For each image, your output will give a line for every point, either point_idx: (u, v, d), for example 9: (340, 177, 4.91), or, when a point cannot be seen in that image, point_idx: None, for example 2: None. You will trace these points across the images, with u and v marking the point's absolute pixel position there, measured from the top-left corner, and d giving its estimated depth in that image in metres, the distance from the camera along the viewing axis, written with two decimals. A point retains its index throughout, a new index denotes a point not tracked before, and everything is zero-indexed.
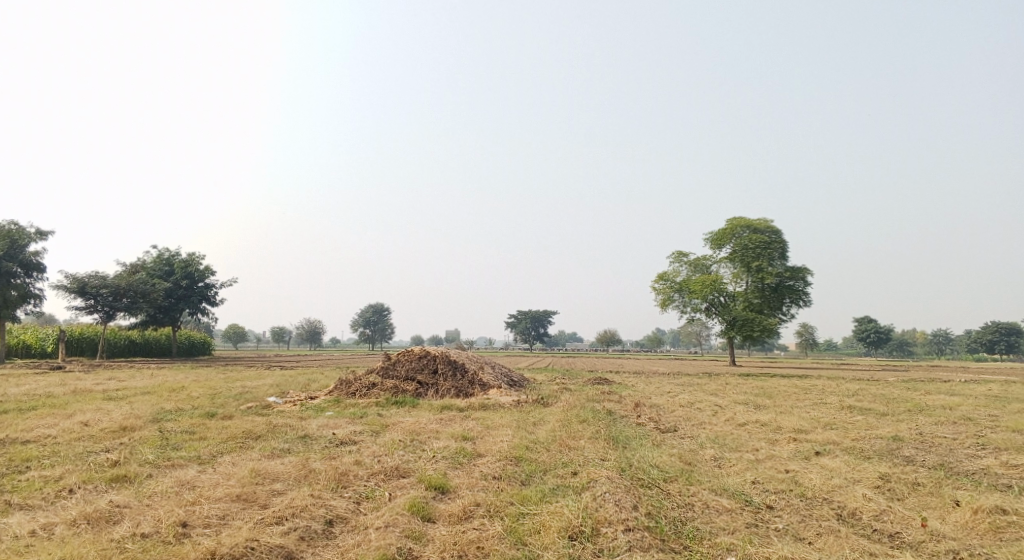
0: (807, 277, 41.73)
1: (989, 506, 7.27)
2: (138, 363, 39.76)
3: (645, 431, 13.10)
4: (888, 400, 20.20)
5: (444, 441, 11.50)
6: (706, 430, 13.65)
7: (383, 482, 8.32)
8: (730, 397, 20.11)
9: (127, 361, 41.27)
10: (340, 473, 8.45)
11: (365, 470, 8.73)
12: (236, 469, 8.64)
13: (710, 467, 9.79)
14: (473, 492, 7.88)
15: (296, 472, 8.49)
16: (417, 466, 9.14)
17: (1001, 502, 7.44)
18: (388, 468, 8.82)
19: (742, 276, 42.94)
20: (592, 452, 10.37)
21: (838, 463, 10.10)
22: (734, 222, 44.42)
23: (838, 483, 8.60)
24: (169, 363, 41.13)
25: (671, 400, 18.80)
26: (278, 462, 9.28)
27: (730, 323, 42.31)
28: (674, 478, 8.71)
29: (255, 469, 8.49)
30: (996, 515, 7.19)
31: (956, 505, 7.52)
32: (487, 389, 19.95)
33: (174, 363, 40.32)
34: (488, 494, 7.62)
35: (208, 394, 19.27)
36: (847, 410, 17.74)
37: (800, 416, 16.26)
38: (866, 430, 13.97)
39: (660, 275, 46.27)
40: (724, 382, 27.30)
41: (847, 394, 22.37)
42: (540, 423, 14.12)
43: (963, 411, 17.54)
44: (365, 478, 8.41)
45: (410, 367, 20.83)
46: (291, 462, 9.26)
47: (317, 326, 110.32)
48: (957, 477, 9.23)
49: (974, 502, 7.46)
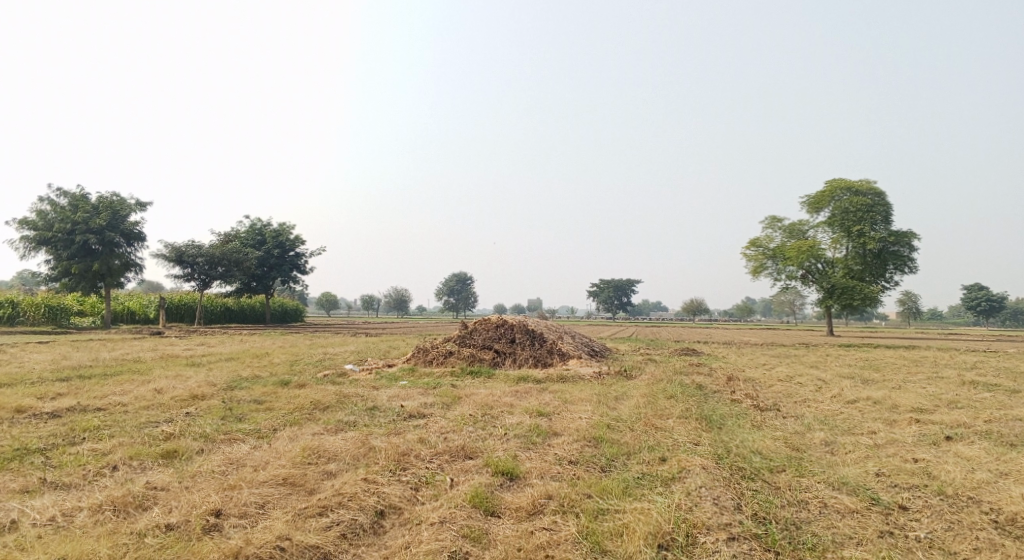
0: (915, 241, 38.27)
1: None
2: (232, 330, 41.06)
3: (741, 409, 11.74)
4: (1017, 375, 17.78)
5: (517, 417, 10.58)
6: (811, 408, 12.12)
7: (445, 464, 7.49)
8: (833, 371, 18.21)
9: (223, 328, 42.68)
10: (400, 453, 7.66)
11: (428, 450, 7.90)
12: (290, 445, 8.04)
13: (822, 454, 8.41)
14: (546, 480, 6.93)
15: (353, 450, 7.78)
16: (486, 446, 8.25)
17: None
18: (452, 447, 7.97)
19: (842, 242, 39.82)
20: (683, 435, 9.15)
21: (979, 451, 8.48)
22: (834, 183, 41.15)
23: (986, 478, 7.08)
24: (261, 330, 42.31)
25: (766, 374, 17.22)
26: (336, 439, 8.61)
27: (828, 291, 39.38)
28: (782, 469, 7.45)
29: (308, 445, 7.84)
30: None
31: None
32: (567, 359, 18.96)
33: (265, 330, 41.40)
34: (562, 483, 6.65)
35: (288, 362, 19.17)
36: (971, 385, 15.68)
37: (917, 392, 14.37)
38: (1000, 411, 12.01)
39: (752, 241, 43.70)
40: (823, 354, 25.25)
41: (966, 368, 19.99)
42: (623, 398, 12.98)
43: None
44: (426, 460, 7.60)
45: (487, 335, 20.09)
46: (350, 438, 8.56)
47: (402, 295, 112.48)
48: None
49: None
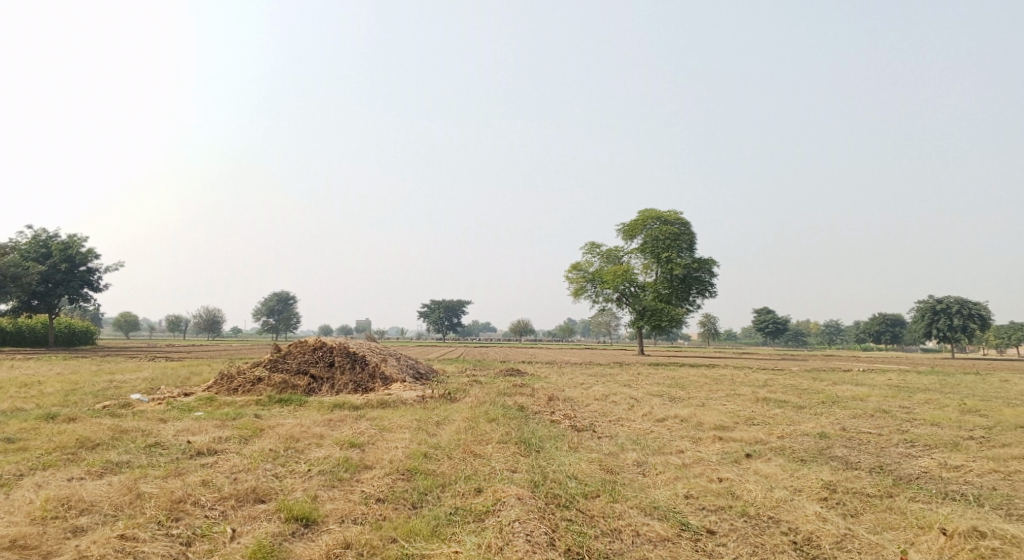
0: (714, 268, 42.01)
1: (966, 531, 6.57)
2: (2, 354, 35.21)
3: (560, 431, 11.71)
4: (800, 391, 19.69)
5: (325, 449, 9.66)
6: (625, 428, 12.39)
7: (230, 511, 6.52)
8: (645, 389, 19.06)
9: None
10: (176, 501, 6.56)
11: (212, 494, 6.85)
12: (33, 496, 6.61)
13: (634, 476, 8.47)
14: (347, 525, 6.24)
15: (116, 499, 6.55)
16: (283, 486, 7.33)
17: (979, 524, 6.73)
18: (242, 490, 6.97)
19: (652, 267, 42.68)
20: (500, 462, 8.81)
21: (775, 467, 9.00)
22: (646, 213, 44.13)
23: (782, 495, 7.45)
24: (39, 354, 36.71)
25: (585, 394, 17.58)
26: (97, 484, 7.23)
27: (641, 313, 41.92)
28: (596, 494, 7.34)
29: (54, 495, 6.45)
30: (978, 542, 6.46)
31: (925, 528, 6.77)
32: (389, 384, 18.15)
33: (44, 354, 35.95)
34: (366, 529, 6.00)
35: (61, 391, 16.44)
36: (763, 402, 17.06)
37: (719, 409, 15.31)
38: (789, 426, 13.07)
39: (573, 265, 45.57)
40: (637, 372, 26.55)
41: (759, 385, 21.85)
42: (444, 423, 12.45)
43: (876, 403, 17.22)
44: (209, 507, 6.58)
45: (303, 358, 18.69)
46: (115, 484, 7.23)
47: (217, 315, 104.34)
48: (907, 486, 8.39)
49: (949, 525, 6.75)
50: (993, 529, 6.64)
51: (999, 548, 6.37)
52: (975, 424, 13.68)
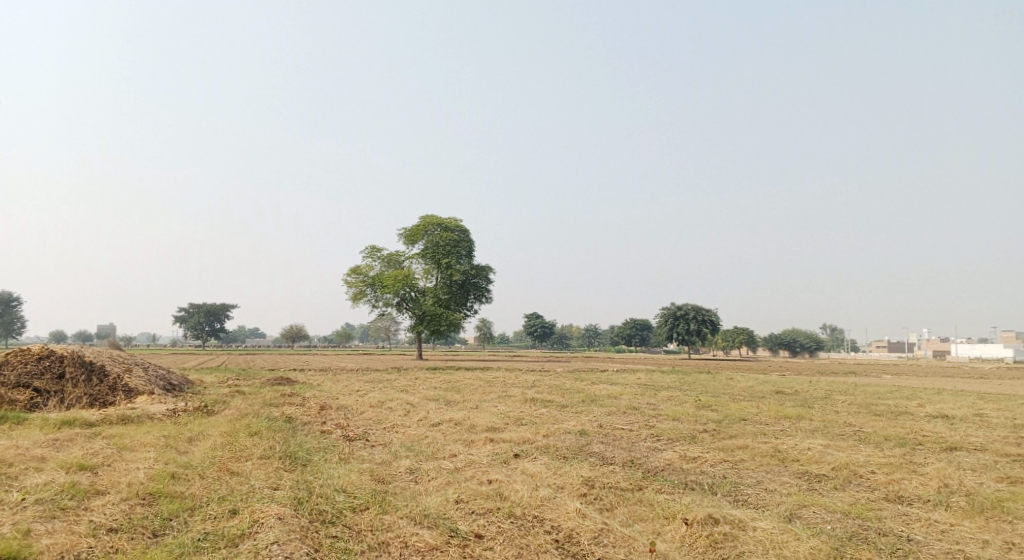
0: (490, 275, 43.64)
1: (702, 518, 7.35)
2: None
3: (330, 441, 11.16)
4: (563, 392, 21.06)
5: (46, 475, 8.18)
6: (398, 435, 12.19)
7: None
8: (421, 394, 19.03)
9: None
10: None
11: None
12: None
13: (405, 485, 8.31)
14: None
15: None
16: None
17: (713, 511, 7.57)
18: None
19: (432, 272, 43.12)
20: (261, 479, 8.14)
21: (540, 467, 9.41)
22: (427, 218, 44.47)
23: (547, 494, 7.76)
24: None
25: (359, 401, 17.08)
26: None
27: (419, 318, 42.10)
28: (365, 506, 7.04)
29: None
30: (711, 527, 7.26)
31: (669, 518, 7.48)
32: (134, 396, 16.04)
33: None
34: None
35: None
36: (531, 403, 17.92)
37: (491, 412, 15.74)
38: (554, 426, 13.84)
39: (352, 268, 44.41)
40: (412, 377, 26.50)
41: (527, 387, 22.99)
42: (199, 439, 11.25)
43: (627, 401, 18.96)
44: None
45: (21, 369, 15.77)
46: None
47: None
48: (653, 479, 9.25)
49: (689, 514, 7.51)
50: (723, 515, 7.52)
51: (728, 531, 7.22)
52: (706, 417, 15.62)
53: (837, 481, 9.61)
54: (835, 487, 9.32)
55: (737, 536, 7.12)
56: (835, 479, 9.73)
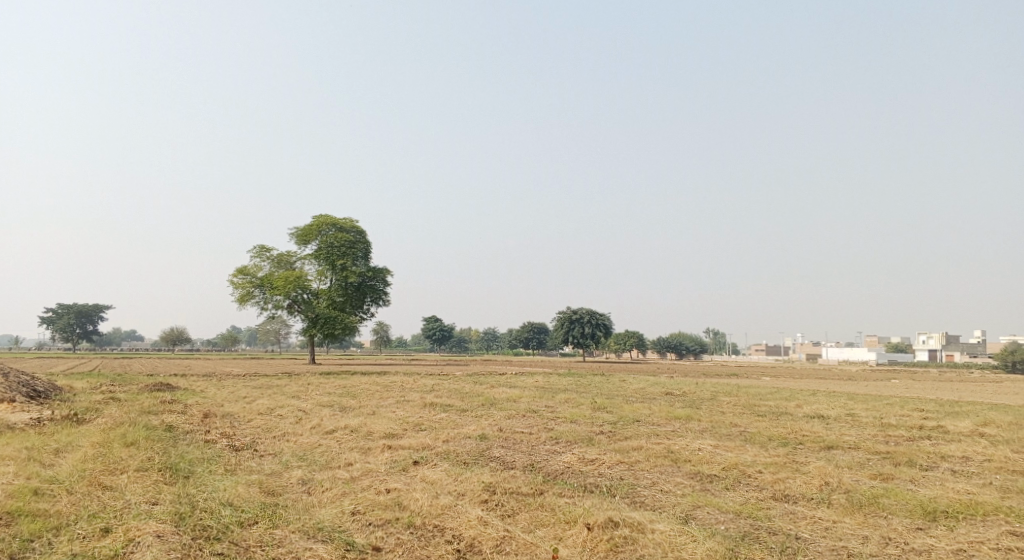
0: (387, 277, 42.91)
1: (602, 520, 7.47)
2: None
3: (215, 452, 10.50)
4: (462, 396, 20.98)
5: None
6: (290, 444, 11.65)
7: None
8: (313, 400, 18.31)
9: None
10: None
11: None
12: None
13: (298, 496, 7.95)
14: None
15: None
16: None
17: (613, 514, 7.73)
18: None
19: (326, 274, 41.87)
20: (137, 494, 7.61)
21: (440, 473, 9.25)
22: (320, 217, 43.08)
23: (447, 501, 7.69)
24: None
25: (247, 408, 16.24)
26: None
27: (313, 320, 40.76)
28: (253, 521, 6.83)
29: None
30: (610, 529, 7.40)
31: (571, 522, 7.54)
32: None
33: None
34: None
35: None
36: (430, 407, 17.68)
37: (389, 417, 15.37)
38: (454, 430, 13.69)
39: (239, 268, 42.32)
40: (305, 383, 25.60)
41: (425, 391, 22.74)
42: (66, 450, 10.29)
43: (525, 406, 19.14)
44: None
45: None
46: None
47: None
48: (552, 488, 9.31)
49: (590, 517, 7.61)
50: (623, 517, 7.70)
51: (628, 531, 7.38)
52: (603, 420, 15.95)
53: (728, 481, 10.06)
54: (727, 487, 9.74)
55: (638, 539, 7.25)
56: (726, 479, 10.18)
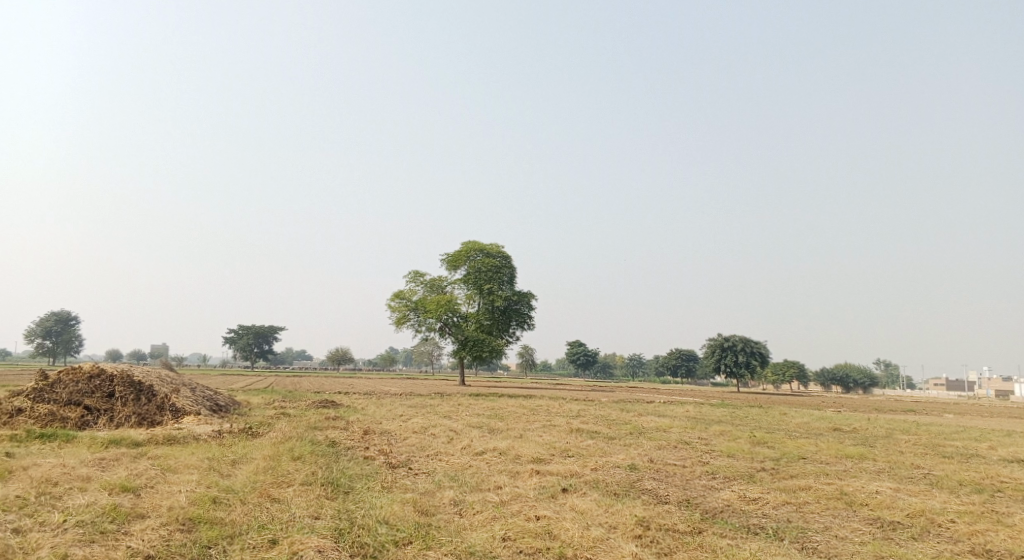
0: (532, 301, 43.29)
1: None
2: None
3: (373, 469, 10.93)
4: (610, 422, 20.52)
5: (89, 495, 8.44)
6: (442, 463, 11.90)
7: None
8: (463, 421, 18.69)
9: None
10: None
11: None
12: None
13: (451, 518, 8.29)
14: None
15: None
16: (37, 544, 6.87)
17: (782, 558, 7.66)
18: None
19: (474, 298, 43.07)
20: (302, 507, 8.10)
21: (590, 502, 9.27)
22: (469, 243, 44.50)
23: (599, 534, 7.97)
24: None
25: (402, 426, 16.91)
26: None
27: (462, 344, 42.01)
28: (407, 541, 7.39)
29: None
30: None
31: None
32: (181, 417, 16.13)
33: None
34: None
35: None
36: (577, 433, 17.42)
37: (536, 442, 15.30)
38: (603, 458, 13.37)
39: (396, 293, 44.66)
40: (456, 403, 26.24)
41: (572, 416, 22.51)
42: (243, 462, 11.15)
43: (667, 434, 18.27)
44: None
45: (74, 387, 16.01)
46: None
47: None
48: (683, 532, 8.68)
49: (754, 559, 7.63)
50: None
51: None
52: (763, 454, 14.91)
53: (914, 529, 9.21)
54: (912, 536, 8.98)
55: None
56: (912, 527, 9.30)
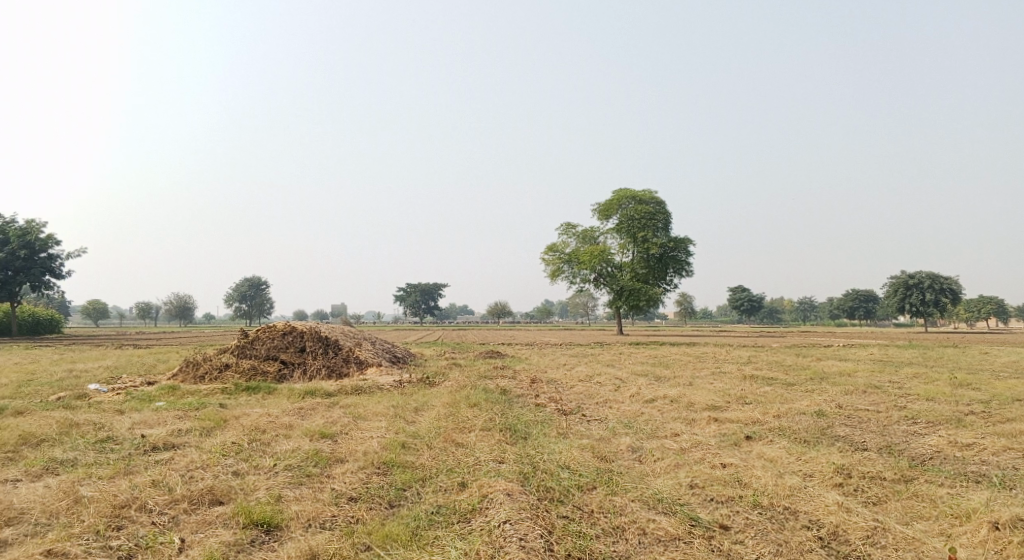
0: (690, 247, 41.66)
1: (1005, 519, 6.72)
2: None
3: (546, 415, 11.05)
4: (786, 368, 19.36)
5: (294, 441, 9.24)
6: (613, 410, 11.78)
7: (197, 544, 6.56)
8: (629, 368, 18.48)
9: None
10: (154, 537, 6.61)
11: (180, 517, 6.99)
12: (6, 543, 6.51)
13: (631, 464, 8.17)
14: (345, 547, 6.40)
15: (100, 523, 6.77)
16: (258, 485, 7.62)
17: (1017, 511, 6.89)
18: (211, 514, 7.02)
19: (628, 247, 42.24)
20: (485, 452, 8.34)
21: (778, 450, 8.74)
22: (621, 191, 43.53)
23: (796, 483, 7.59)
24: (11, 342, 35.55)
25: (568, 375, 17.02)
26: (42, 502, 7.10)
27: (618, 293, 41.54)
28: (592, 486, 7.38)
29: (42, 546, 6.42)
30: (1016, 530, 6.63)
31: (962, 519, 6.92)
32: (364, 368, 17.35)
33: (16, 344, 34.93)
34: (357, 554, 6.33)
35: (19, 379, 15.04)
36: (751, 379, 16.60)
37: (708, 389, 14.74)
38: (783, 405, 12.61)
39: (549, 246, 44.91)
40: (618, 352, 26.05)
41: (743, 362, 21.51)
42: (423, 409, 11.73)
43: (853, 378, 16.89)
44: (175, 545, 6.52)
45: (272, 344, 17.73)
46: (78, 503, 7.10)
47: (187, 301, 102.44)
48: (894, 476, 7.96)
49: (982, 512, 6.93)
50: None
51: None
52: (972, 397, 13.34)
53: None
54: None
55: None
56: None
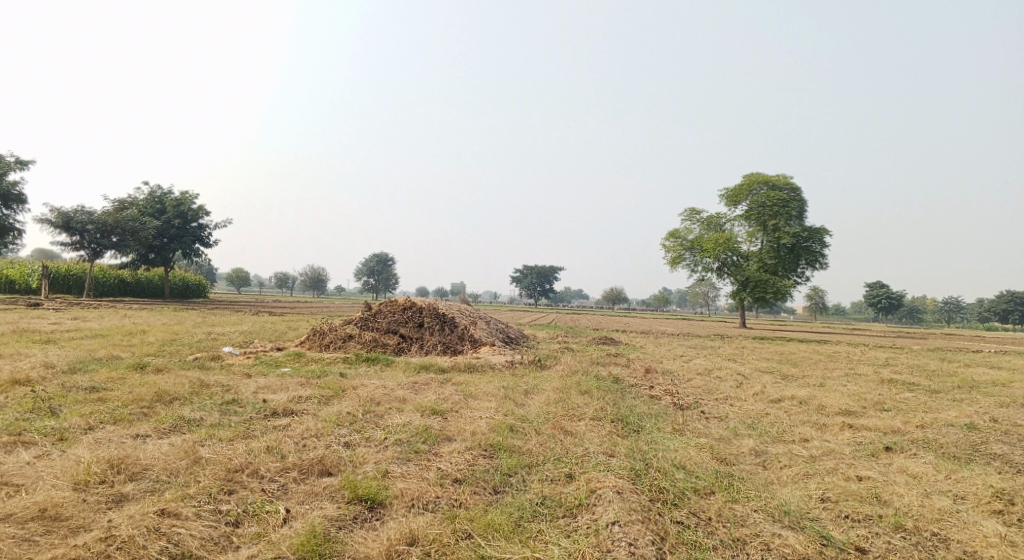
0: (825, 238, 38.88)
1: None
2: (136, 303, 37.52)
3: (661, 408, 10.52)
4: (930, 373, 17.56)
5: (405, 416, 9.32)
6: (733, 408, 11.06)
7: (306, 515, 6.72)
8: (751, 364, 17.44)
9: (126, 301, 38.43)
10: (266, 505, 6.83)
11: (292, 485, 7.20)
12: (135, 497, 6.95)
13: (754, 470, 7.55)
14: (447, 533, 6.32)
15: (219, 487, 7.07)
16: (368, 458, 7.71)
17: None
18: (320, 485, 7.17)
19: (757, 235, 40.06)
20: (595, 444, 8.00)
21: (925, 466, 7.78)
22: (751, 177, 41.33)
23: (946, 507, 6.70)
24: (165, 304, 39.05)
25: (686, 367, 16.28)
26: (168, 460, 7.53)
27: (742, 284, 39.56)
28: (709, 491, 6.88)
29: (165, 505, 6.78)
30: None
31: None
32: (479, 347, 17.45)
33: (169, 305, 38.27)
34: (460, 541, 6.25)
35: (166, 338, 16.32)
36: (889, 384, 15.15)
37: (841, 391, 13.58)
38: (929, 414, 11.34)
39: (671, 232, 43.50)
40: (740, 346, 24.77)
41: (880, 365, 19.75)
42: (533, 392, 11.54)
43: (1013, 390, 15.00)
44: (285, 515, 6.71)
45: (392, 317, 18.23)
46: (200, 465, 7.46)
47: (319, 274, 108.61)
48: None
49: None
50: None
51: None
52: None
53: None
54: None
55: None
56: None
